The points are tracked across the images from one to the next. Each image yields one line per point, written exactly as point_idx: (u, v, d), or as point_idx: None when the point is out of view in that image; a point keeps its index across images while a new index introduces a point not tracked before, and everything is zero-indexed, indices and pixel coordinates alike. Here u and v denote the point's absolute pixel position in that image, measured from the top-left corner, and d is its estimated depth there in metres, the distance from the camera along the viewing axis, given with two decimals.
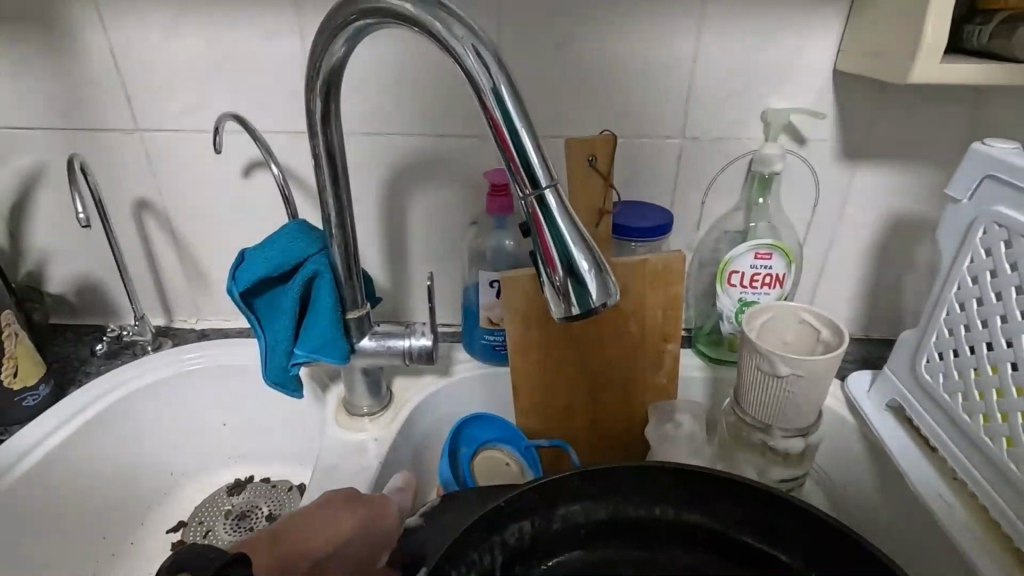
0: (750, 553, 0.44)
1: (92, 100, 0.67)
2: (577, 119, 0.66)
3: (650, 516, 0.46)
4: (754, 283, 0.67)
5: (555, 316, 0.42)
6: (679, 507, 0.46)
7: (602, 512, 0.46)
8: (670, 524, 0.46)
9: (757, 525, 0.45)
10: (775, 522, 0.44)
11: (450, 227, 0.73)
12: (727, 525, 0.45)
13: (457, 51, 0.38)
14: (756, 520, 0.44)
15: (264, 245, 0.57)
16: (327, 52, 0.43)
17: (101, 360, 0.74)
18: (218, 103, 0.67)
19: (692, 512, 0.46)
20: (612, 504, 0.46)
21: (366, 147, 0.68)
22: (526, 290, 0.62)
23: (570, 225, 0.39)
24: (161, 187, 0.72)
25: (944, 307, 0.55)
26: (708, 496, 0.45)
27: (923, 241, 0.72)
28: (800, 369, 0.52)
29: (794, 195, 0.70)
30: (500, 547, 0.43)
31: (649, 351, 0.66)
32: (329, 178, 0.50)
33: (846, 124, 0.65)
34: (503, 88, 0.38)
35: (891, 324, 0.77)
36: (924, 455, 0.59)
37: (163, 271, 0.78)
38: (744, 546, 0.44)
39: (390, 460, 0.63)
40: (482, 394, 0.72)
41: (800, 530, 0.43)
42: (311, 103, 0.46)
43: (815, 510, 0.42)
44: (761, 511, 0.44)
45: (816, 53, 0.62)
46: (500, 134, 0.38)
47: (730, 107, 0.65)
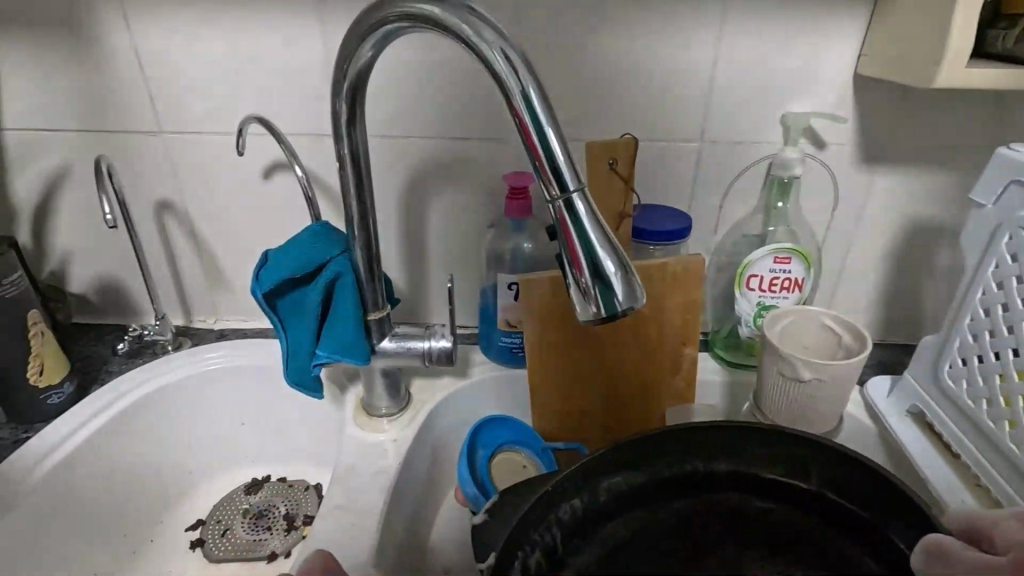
0: (784, 491, 0.43)
1: (116, 103, 0.68)
2: (596, 123, 0.67)
3: (683, 475, 0.44)
4: (773, 287, 0.66)
5: (580, 318, 0.43)
6: (707, 462, 0.44)
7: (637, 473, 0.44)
8: (703, 480, 0.44)
9: (776, 460, 0.44)
10: (803, 465, 0.44)
11: (468, 229, 0.73)
12: (749, 464, 0.44)
13: (487, 56, 0.38)
14: (772, 457, 0.44)
15: (287, 247, 0.58)
16: (355, 56, 0.44)
17: (122, 359, 0.75)
18: (240, 106, 0.67)
19: (720, 466, 0.44)
20: (648, 467, 0.44)
21: (386, 150, 0.69)
22: (546, 293, 0.63)
23: (597, 228, 0.39)
24: (183, 188, 0.73)
25: (968, 313, 0.54)
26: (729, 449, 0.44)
27: (943, 246, 0.71)
28: (822, 373, 0.52)
29: (813, 199, 0.69)
30: (556, 525, 0.41)
31: (667, 355, 0.66)
32: (353, 181, 0.51)
33: (867, 128, 0.65)
34: (532, 92, 0.38)
35: (909, 329, 0.77)
36: (946, 461, 0.58)
37: (183, 272, 0.79)
38: (769, 483, 0.44)
39: (408, 462, 0.63)
40: (499, 396, 0.73)
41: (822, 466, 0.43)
42: (337, 106, 0.47)
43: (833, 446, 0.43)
44: (786, 456, 0.43)
45: (837, 57, 0.62)
46: (528, 138, 0.38)
47: (749, 111, 0.65)
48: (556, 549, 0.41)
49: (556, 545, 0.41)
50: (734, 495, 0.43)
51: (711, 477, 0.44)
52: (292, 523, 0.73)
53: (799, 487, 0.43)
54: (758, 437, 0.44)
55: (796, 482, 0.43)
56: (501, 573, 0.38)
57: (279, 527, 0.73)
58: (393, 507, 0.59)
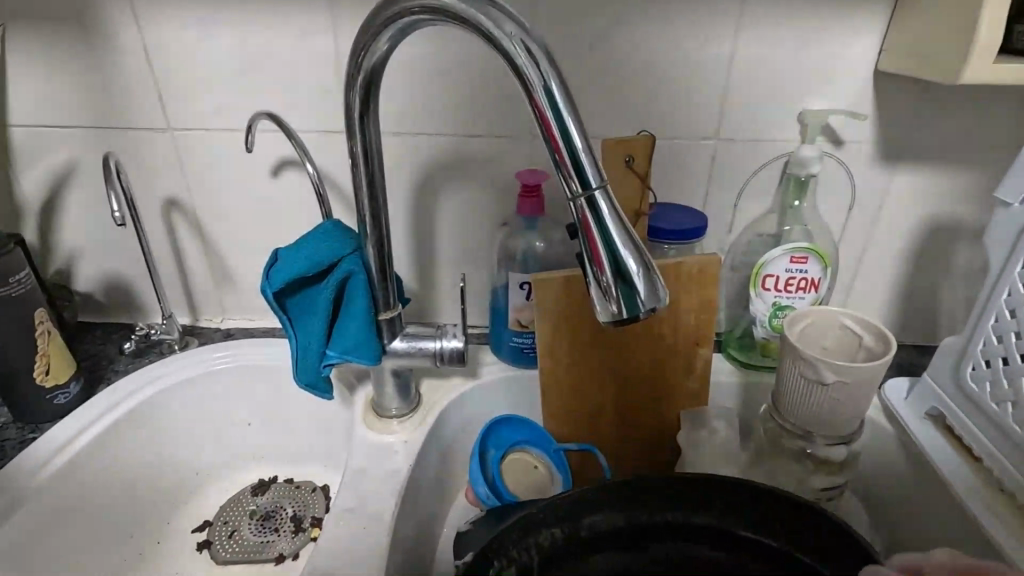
0: (757, 546, 0.45)
1: (124, 99, 0.67)
2: (610, 120, 0.65)
3: (665, 523, 0.46)
4: (789, 287, 0.65)
5: (600, 318, 0.42)
6: (689, 513, 0.46)
7: (620, 517, 0.46)
8: (680, 528, 0.46)
9: (755, 517, 0.45)
10: (778, 522, 0.45)
11: (479, 228, 0.72)
12: (726, 519, 0.46)
13: (508, 49, 0.37)
14: (751, 512, 0.46)
15: (297, 246, 0.57)
16: (370, 48, 0.43)
17: (128, 359, 0.74)
18: (249, 102, 0.66)
19: (702, 518, 0.46)
20: (629, 512, 0.46)
21: (397, 147, 0.68)
22: (560, 293, 0.62)
23: (619, 226, 0.38)
24: (190, 186, 0.72)
25: (993, 314, 0.53)
26: (712, 501, 0.46)
27: (961, 246, 0.70)
28: (847, 377, 0.51)
29: (829, 198, 0.68)
30: (535, 548, 0.44)
31: (682, 356, 0.65)
32: (365, 177, 0.50)
33: (886, 126, 0.64)
34: (554, 86, 0.37)
35: (926, 330, 0.75)
36: (966, 465, 0.57)
37: (190, 270, 0.78)
38: (745, 539, 0.45)
39: (419, 464, 0.62)
40: (509, 397, 0.72)
41: (797, 523, 0.44)
42: (351, 100, 0.46)
43: (809, 503, 0.44)
44: (761, 511, 0.45)
45: (857, 53, 0.61)
46: (549, 133, 0.38)
47: (766, 108, 0.64)
48: (531, 570, 0.43)
49: (533, 566, 0.43)
50: (712, 547, 0.45)
51: (688, 525, 0.46)
52: (299, 525, 0.72)
53: (776, 544, 0.44)
54: (733, 492, 0.46)
55: (768, 539, 0.45)
56: None
57: (287, 529, 0.72)
58: (405, 510, 0.58)
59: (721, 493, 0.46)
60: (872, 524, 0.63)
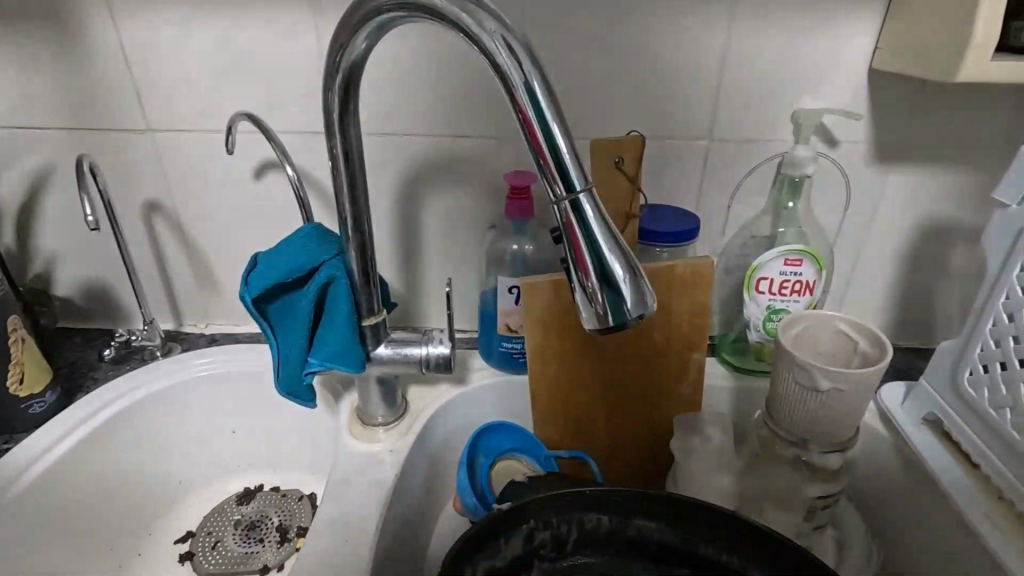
0: None
1: (101, 100, 0.65)
2: (600, 120, 0.64)
3: (709, 552, 0.47)
4: (784, 290, 0.64)
5: (586, 325, 0.40)
6: (734, 553, 0.47)
7: (673, 536, 0.48)
8: (718, 562, 0.47)
9: None
10: None
11: (467, 231, 0.71)
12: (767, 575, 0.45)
13: (488, 46, 0.35)
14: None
15: (277, 250, 0.55)
16: (347, 47, 0.41)
17: (108, 366, 0.73)
18: (230, 103, 0.65)
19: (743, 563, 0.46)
20: (682, 530, 0.48)
21: (382, 149, 0.66)
22: (549, 298, 0.60)
23: (605, 230, 0.37)
24: (171, 189, 0.70)
25: (990, 318, 0.52)
26: (761, 552, 0.46)
27: (957, 247, 0.69)
28: (842, 383, 0.49)
29: (824, 199, 0.67)
30: (577, 527, 0.48)
31: (674, 361, 0.64)
32: (346, 179, 0.48)
33: (881, 126, 0.63)
34: (536, 85, 0.35)
35: (922, 333, 0.74)
36: (964, 472, 0.56)
37: (173, 275, 0.76)
38: None
39: (405, 474, 0.61)
40: (499, 402, 0.70)
41: None
42: (329, 101, 0.44)
43: None
44: None
45: (851, 52, 0.59)
46: (531, 133, 0.36)
47: (759, 108, 0.63)
48: (567, 540, 0.48)
49: (570, 538, 0.48)
50: None
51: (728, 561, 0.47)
52: (285, 535, 0.70)
53: None
54: (781, 552, 0.45)
55: None
56: (511, 522, 0.46)
57: (272, 539, 0.70)
58: (389, 522, 0.57)
59: (769, 548, 0.45)
60: (869, 532, 0.62)
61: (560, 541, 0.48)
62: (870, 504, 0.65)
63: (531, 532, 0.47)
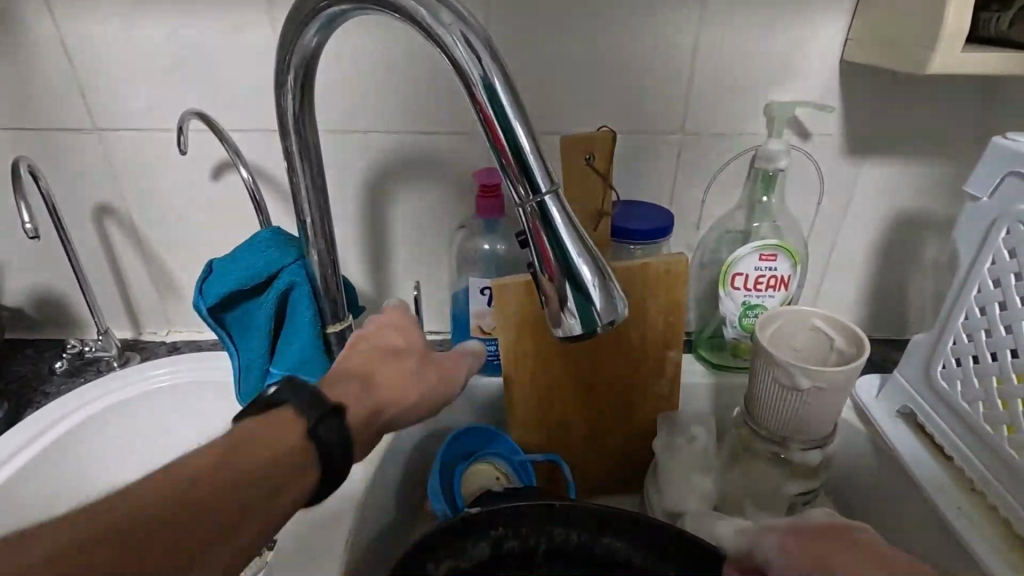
0: None
1: (42, 98, 0.61)
2: (572, 115, 0.62)
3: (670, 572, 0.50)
4: (759, 286, 0.63)
5: (556, 332, 0.39)
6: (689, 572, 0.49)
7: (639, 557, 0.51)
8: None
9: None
10: None
11: (437, 230, 0.69)
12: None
13: (445, 41, 0.33)
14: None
15: (233, 256, 0.52)
16: (297, 42, 0.39)
17: (61, 379, 0.69)
18: (182, 100, 0.61)
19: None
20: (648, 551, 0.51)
21: (345, 147, 0.64)
22: (520, 300, 0.58)
23: (574, 234, 0.36)
24: (124, 191, 0.67)
25: (963, 311, 0.52)
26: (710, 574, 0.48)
27: (928, 238, 0.69)
28: (822, 382, 0.49)
29: (797, 192, 0.66)
30: (547, 540, 0.52)
31: (650, 360, 0.63)
32: (304, 182, 0.46)
33: (852, 118, 0.62)
34: (496, 82, 0.34)
35: (895, 325, 0.75)
36: (938, 464, 0.56)
37: (129, 282, 0.73)
38: None
39: (375, 484, 0.58)
40: (474, 406, 0.68)
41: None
42: (281, 98, 0.42)
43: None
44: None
45: (823, 42, 0.58)
46: (493, 134, 0.35)
47: (732, 100, 0.62)
48: (536, 549, 0.52)
49: (539, 548, 0.52)
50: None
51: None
52: None
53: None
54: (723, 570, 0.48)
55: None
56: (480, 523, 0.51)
57: None
58: (360, 535, 0.55)
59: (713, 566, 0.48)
60: None
61: (529, 550, 0.52)
62: (847, 498, 0.65)
63: (500, 538, 0.51)
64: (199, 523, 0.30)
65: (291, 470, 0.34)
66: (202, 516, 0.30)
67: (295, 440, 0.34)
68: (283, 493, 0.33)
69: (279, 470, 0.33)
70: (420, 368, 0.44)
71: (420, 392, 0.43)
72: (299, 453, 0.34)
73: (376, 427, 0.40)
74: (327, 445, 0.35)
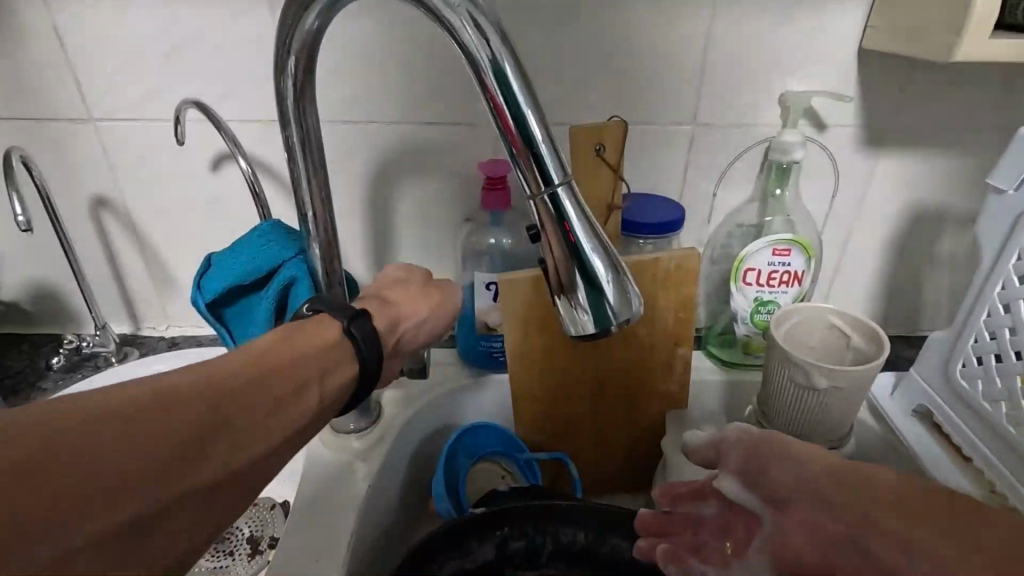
0: None
1: (36, 87, 0.60)
2: (581, 105, 0.60)
3: None
4: (771, 281, 0.62)
5: (567, 330, 0.38)
6: None
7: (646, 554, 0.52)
8: None
9: None
10: None
11: (441, 223, 0.67)
12: None
13: (452, 22, 0.32)
14: None
15: (231, 249, 0.51)
16: (297, 24, 0.37)
17: (58, 374, 0.68)
18: (179, 89, 0.60)
19: None
20: None
21: (346, 138, 0.62)
22: (526, 295, 0.57)
23: (587, 227, 0.34)
24: (120, 183, 0.65)
25: (985, 309, 0.50)
26: None
27: (945, 233, 0.67)
28: (839, 382, 0.48)
29: (811, 185, 0.65)
30: (553, 541, 0.52)
31: (660, 357, 0.61)
32: (304, 172, 0.44)
33: (870, 109, 0.60)
34: (506, 67, 0.32)
35: (909, 321, 0.73)
36: (955, 465, 0.54)
37: (127, 275, 0.71)
38: None
39: (378, 483, 0.57)
40: (478, 403, 0.67)
41: None
42: (281, 85, 0.40)
43: None
44: None
45: (841, 30, 0.57)
46: (503, 121, 0.33)
47: (745, 90, 0.60)
48: (543, 549, 0.52)
49: (545, 547, 0.52)
50: None
51: None
52: (257, 547, 0.67)
53: None
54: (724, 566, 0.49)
55: None
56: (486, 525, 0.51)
57: (242, 551, 0.67)
58: (363, 535, 0.53)
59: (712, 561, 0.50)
60: None
61: (535, 551, 0.52)
62: None
63: (507, 539, 0.52)
64: (246, 399, 0.32)
65: (328, 358, 0.37)
66: (248, 391, 0.32)
67: (332, 336, 0.38)
68: (314, 383, 0.36)
69: (315, 357, 0.36)
70: (423, 289, 0.48)
71: (427, 309, 0.47)
72: (334, 346, 0.38)
73: (396, 334, 0.44)
74: (359, 340, 0.38)
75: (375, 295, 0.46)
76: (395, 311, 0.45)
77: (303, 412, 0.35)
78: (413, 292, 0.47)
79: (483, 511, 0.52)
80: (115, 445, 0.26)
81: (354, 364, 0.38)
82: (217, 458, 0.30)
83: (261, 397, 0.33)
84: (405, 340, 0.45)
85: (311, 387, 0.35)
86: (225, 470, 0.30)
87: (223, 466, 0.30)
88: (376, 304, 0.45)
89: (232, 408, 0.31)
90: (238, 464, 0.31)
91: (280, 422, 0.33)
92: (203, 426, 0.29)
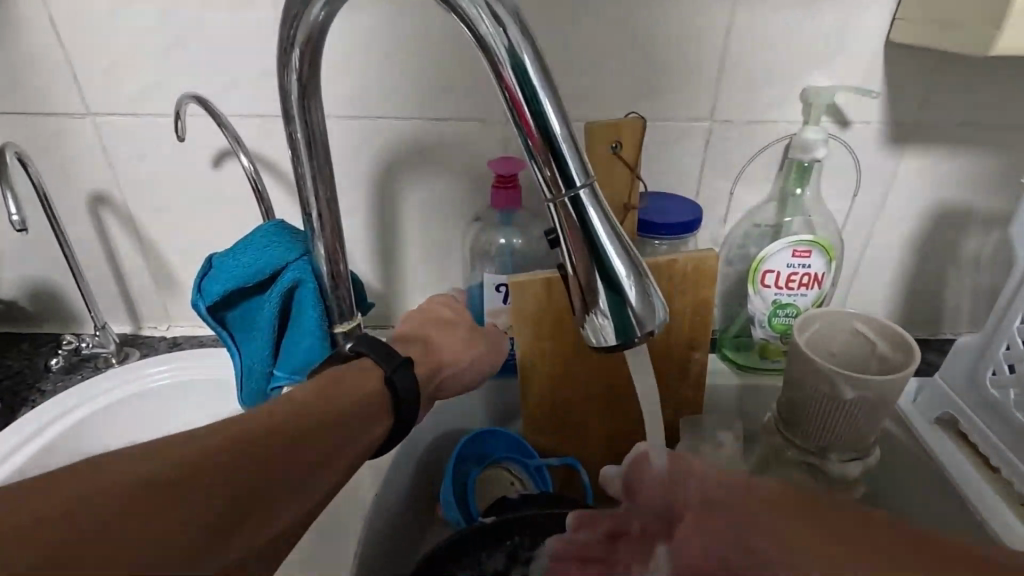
0: None
1: (32, 80, 0.58)
2: (594, 100, 0.58)
3: None
4: (791, 284, 0.59)
5: (588, 341, 0.36)
6: None
7: None
8: None
9: None
10: None
11: (448, 222, 0.65)
12: None
13: (469, 12, 0.30)
14: None
15: (234, 250, 0.49)
16: (302, 15, 0.36)
17: (57, 375, 0.67)
18: (179, 83, 0.58)
19: None
20: None
21: (351, 134, 0.60)
22: (538, 297, 0.55)
23: (611, 231, 0.32)
24: (119, 179, 0.63)
25: (1018, 315, 0.49)
26: None
27: (970, 234, 0.65)
28: (867, 392, 0.46)
29: (832, 184, 0.62)
30: None
31: (675, 362, 0.59)
32: (309, 170, 0.43)
33: (895, 105, 0.58)
34: (526, 60, 0.30)
35: (930, 324, 0.71)
36: (984, 477, 0.52)
37: (127, 274, 0.69)
38: None
39: (385, 491, 0.55)
40: (487, 407, 0.65)
41: None
42: (286, 79, 0.39)
43: None
44: None
45: (868, 23, 0.54)
46: (522, 118, 0.31)
47: (766, 86, 0.57)
48: None
49: None
50: None
51: None
52: None
53: None
54: None
55: None
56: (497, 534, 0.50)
57: None
58: (369, 545, 0.52)
59: None
60: None
61: None
62: None
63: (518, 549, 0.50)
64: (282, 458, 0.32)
65: (367, 409, 0.39)
66: (286, 458, 0.32)
67: (373, 388, 0.40)
68: (348, 446, 0.36)
69: (351, 418, 0.37)
70: (469, 335, 0.50)
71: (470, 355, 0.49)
72: (374, 399, 0.40)
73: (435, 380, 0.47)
74: (398, 391, 0.40)
75: (420, 338, 0.49)
76: (438, 356, 0.48)
77: (334, 477, 0.35)
78: (457, 337, 0.50)
79: (493, 520, 0.50)
80: (156, 515, 0.26)
81: (390, 417, 0.40)
82: (252, 525, 0.29)
83: (296, 463, 0.32)
84: (445, 383, 0.48)
85: (344, 451, 0.36)
86: (259, 543, 0.29)
87: (255, 543, 0.29)
88: (420, 350, 0.48)
89: (265, 475, 0.31)
90: (270, 537, 0.30)
91: (312, 489, 0.33)
92: (239, 499, 0.29)
